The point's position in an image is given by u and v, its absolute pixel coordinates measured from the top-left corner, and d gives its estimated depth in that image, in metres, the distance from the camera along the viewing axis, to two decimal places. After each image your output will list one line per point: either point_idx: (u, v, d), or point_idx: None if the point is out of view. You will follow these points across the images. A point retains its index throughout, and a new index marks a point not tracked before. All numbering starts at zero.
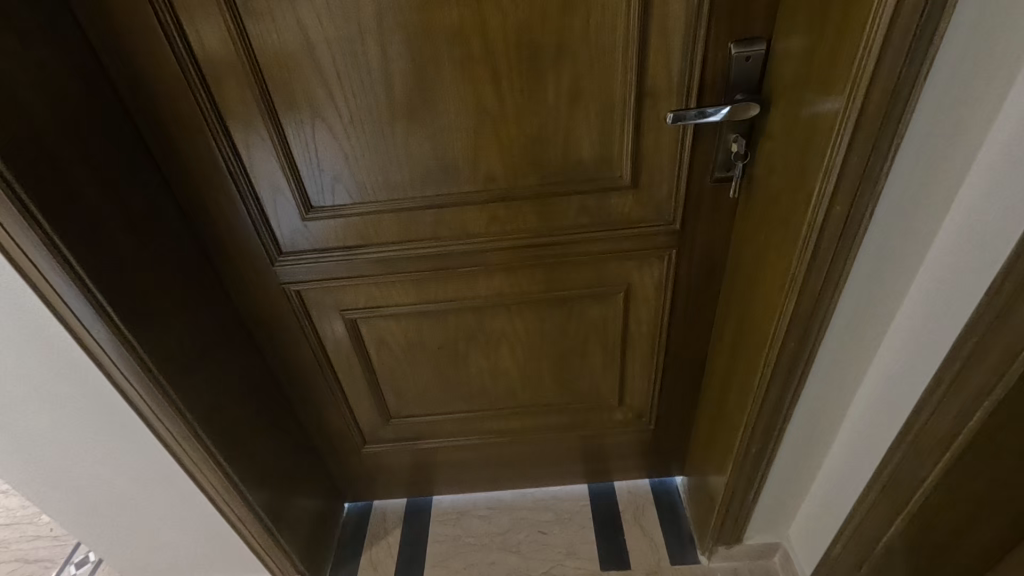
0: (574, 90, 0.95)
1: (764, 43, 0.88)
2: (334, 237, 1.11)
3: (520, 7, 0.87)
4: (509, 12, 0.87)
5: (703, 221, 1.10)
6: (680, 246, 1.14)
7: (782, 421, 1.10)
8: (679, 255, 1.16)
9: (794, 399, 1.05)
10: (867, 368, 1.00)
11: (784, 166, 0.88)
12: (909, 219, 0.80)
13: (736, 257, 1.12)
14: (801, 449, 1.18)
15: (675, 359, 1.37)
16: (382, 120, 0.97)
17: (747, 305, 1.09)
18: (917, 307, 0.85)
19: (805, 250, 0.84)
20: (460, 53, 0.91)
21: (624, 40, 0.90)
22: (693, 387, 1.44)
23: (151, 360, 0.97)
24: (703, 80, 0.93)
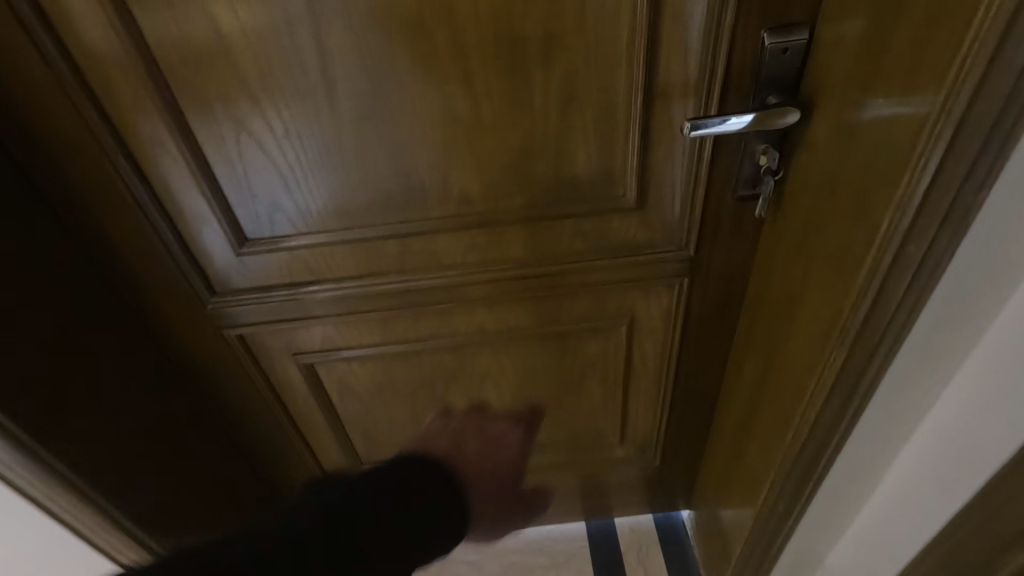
0: (566, 93, 0.76)
1: (806, 32, 0.70)
2: (279, 273, 0.92)
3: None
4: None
5: (721, 245, 0.92)
6: (692, 274, 0.97)
7: (811, 485, 0.93)
8: (692, 285, 0.98)
9: (829, 463, 0.87)
10: (909, 437, 0.81)
11: (834, 188, 0.70)
12: (981, 276, 0.60)
13: (760, 286, 0.95)
14: (829, 507, 1.00)
15: (684, 393, 1.20)
16: (328, 133, 0.77)
17: (777, 346, 0.91)
18: (983, 381, 0.66)
19: (863, 296, 0.67)
20: (420, 49, 0.71)
21: (629, 31, 0.71)
22: (704, 421, 1.27)
23: (59, 462, 0.80)
24: (728, 79, 0.74)
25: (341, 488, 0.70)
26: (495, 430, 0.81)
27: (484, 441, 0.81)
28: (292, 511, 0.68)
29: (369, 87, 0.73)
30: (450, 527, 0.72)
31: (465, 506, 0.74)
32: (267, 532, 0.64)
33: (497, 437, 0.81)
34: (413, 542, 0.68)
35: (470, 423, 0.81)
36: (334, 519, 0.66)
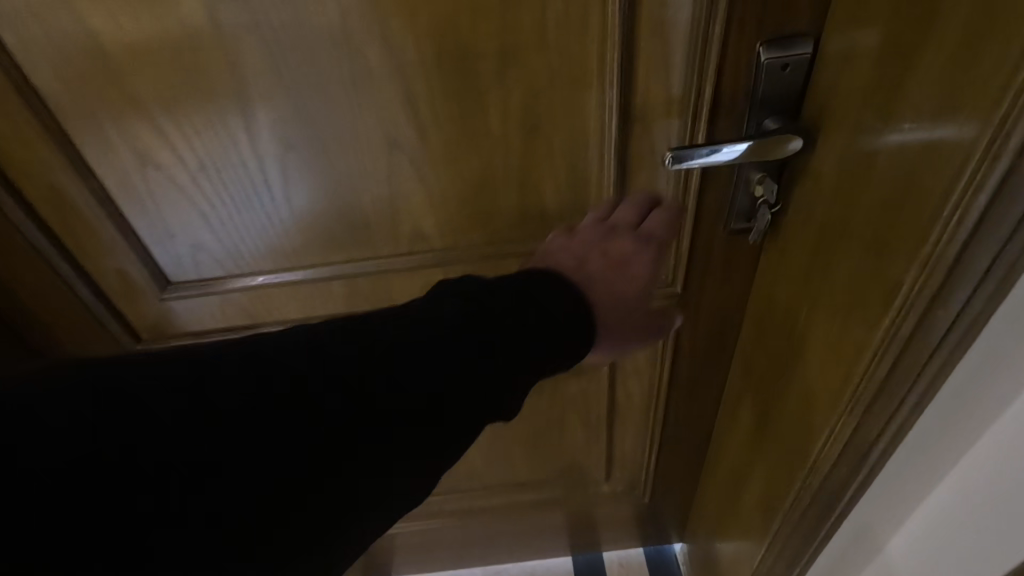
0: (528, 117, 0.65)
1: (810, 45, 0.58)
2: (210, 318, 0.81)
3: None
4: (419, 4, 0.56)
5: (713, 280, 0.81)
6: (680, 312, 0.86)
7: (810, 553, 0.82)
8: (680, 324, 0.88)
9: (831, 533, 0.77)
10: (898, 530, 0.72)
11: (840, 234, 0.59)
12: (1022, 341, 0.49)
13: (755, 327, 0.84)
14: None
15: (674, 432, 1.10)
16: (251, 168, 0.66)
17: (774, 398, 0.81)
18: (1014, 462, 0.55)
19: (880, 359, 0.56)
20: (350, 69, 0.60)
21: (599, 46, 0.60)
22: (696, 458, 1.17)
23: None
24: (718, 101, 0.63)
25: (429, 312, 0.51)
26: (621, 248, 0.65)
27: (627, 273, 0.64)
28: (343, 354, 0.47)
29: (295, 115, 0.62)
30: (551, 359, 0.54)
31: (580, 350, 0.56)
32: (290, 383, 0.45)
33: (635, 264, 0.64)
34: (496, 385, 0.51)
35: (591, 235, 0.66)
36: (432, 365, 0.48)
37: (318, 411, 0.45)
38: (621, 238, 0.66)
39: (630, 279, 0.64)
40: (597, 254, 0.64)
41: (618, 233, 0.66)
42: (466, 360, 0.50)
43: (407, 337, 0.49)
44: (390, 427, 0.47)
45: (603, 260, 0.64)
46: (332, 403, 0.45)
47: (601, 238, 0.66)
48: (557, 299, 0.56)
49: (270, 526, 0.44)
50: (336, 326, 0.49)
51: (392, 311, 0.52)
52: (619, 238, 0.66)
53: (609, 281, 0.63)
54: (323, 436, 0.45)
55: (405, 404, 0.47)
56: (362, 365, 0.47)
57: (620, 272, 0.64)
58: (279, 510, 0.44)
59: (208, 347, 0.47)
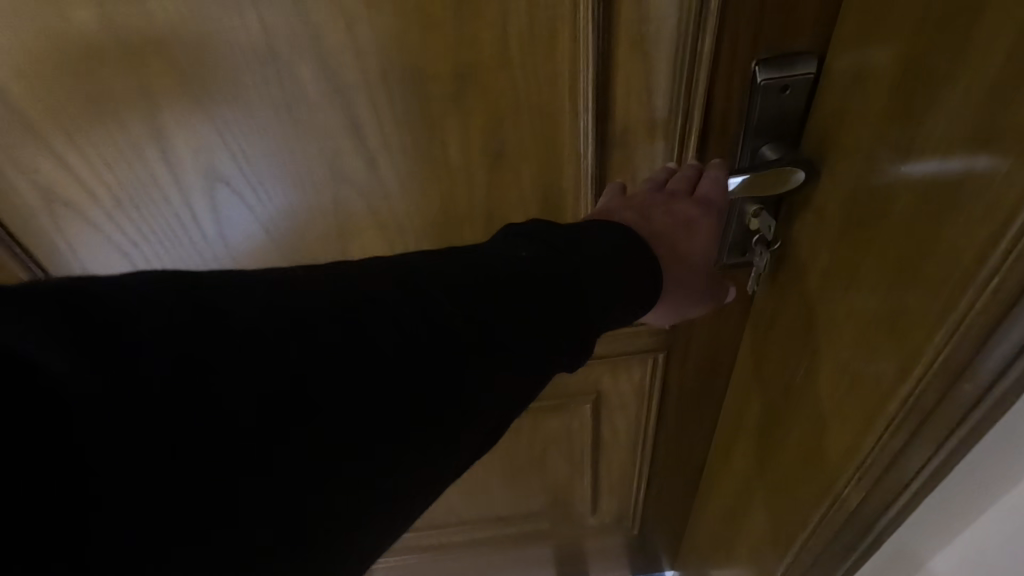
0: (493, 145, 0.57)
1: (814, 64, 0.50)
2: None
3: (381, 10, 0.47)
4: (359, 19, 0.48)
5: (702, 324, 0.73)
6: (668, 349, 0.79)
7: None
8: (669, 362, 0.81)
9: None
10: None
11: (843, 283, 0.52)
12: None
13: (741, 366, 0.77)
14: None
15: (664, 466, 1.03)
16: (175, 203, 0.58)
17: (765, 448, 0.74)
18: None
19: (893, 430, 0.49)
20: (284, 92, 0.51)
21: (571, 65, 0.52)
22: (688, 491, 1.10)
23: None
24: (706, 127, 0.55)
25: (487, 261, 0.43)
26: (683, 213, 0.54)
27: (688, 242, 0.55)
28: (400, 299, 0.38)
29: (220, 144, 0.54)
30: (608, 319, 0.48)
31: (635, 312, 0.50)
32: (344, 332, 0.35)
33: (698, 229, 0.55)
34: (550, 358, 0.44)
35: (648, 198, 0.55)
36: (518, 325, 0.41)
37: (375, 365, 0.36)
38: (681, 199, 0.55)
39: (696, 246, 0.55)
40: (655, 221, 0.54)
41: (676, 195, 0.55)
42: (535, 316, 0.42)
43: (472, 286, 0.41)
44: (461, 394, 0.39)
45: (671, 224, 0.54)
46: (385, 370, 0.36)
47: (659, 200, 0.55)
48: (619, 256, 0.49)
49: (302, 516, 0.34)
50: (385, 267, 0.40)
51: (444, 255, 0.43)
52: (679, 202, 0.55)
53: (673, 251, 0.54)
54: (379, 408, 0.36)
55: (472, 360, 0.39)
56: (425, 314, 0.38)
57: (680, 242, 0.55)
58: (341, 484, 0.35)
59: (230, 275, 0.36)
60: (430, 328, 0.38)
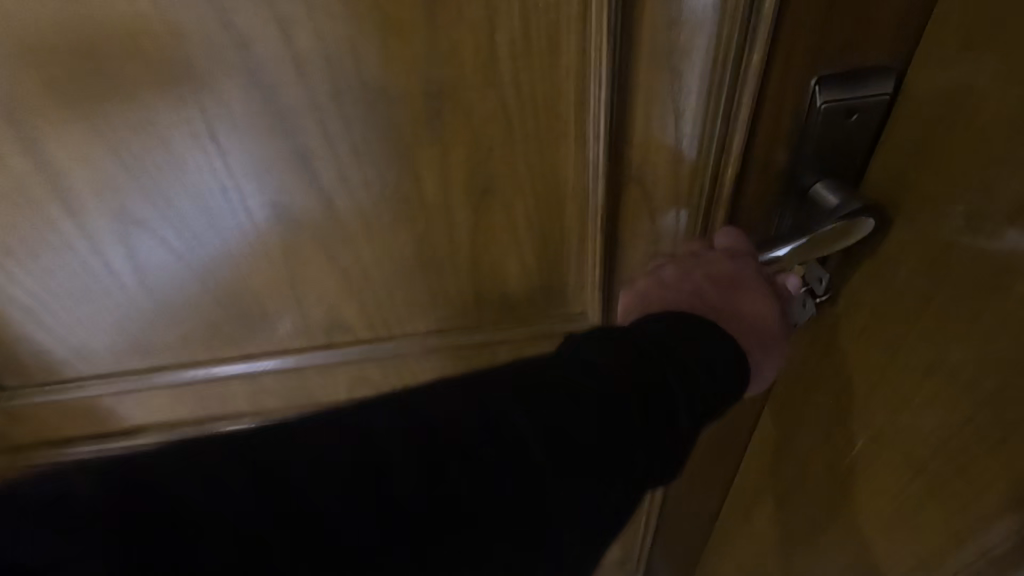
0: (479, 179, 0.45)
1: (891, 84, 0.39)
2: (63, 423, 0.61)
3: (327, 13, 0.36)
4: (298, 22, 0.36)
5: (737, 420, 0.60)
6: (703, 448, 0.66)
7: None
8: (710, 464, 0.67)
9: None
10: None
11: (922, 362, 0.41)
12: None
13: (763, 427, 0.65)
14: None
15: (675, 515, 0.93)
16: (81, 250, 0.46)
17: (789, 523, 0.63)
18: None
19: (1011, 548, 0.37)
20: (206, 115, 0.40)
21: (578, 82, 0.40)
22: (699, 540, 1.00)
23: None
24: (747, 159, 0.44)
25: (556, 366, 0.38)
26: (722, 271, 0.44)
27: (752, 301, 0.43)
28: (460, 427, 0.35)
29: (132, 183, 0.43)
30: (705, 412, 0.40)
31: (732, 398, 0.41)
32: (413, 474, 0.33)
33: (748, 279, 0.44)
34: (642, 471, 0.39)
35: (672, 267, 0.46)
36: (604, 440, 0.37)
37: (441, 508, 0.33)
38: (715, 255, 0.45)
39: (761, 305, 0.44)
40: (694, 285, 0.44)
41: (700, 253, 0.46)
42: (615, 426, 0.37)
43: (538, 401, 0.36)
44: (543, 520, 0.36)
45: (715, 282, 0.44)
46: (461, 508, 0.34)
47: (687, 267, 0.46)
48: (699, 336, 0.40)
49: None
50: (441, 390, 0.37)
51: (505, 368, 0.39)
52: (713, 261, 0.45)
53: (739, 318, 0.43)
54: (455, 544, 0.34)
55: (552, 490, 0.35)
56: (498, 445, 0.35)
57: (745, 305, 0.43)
58: None
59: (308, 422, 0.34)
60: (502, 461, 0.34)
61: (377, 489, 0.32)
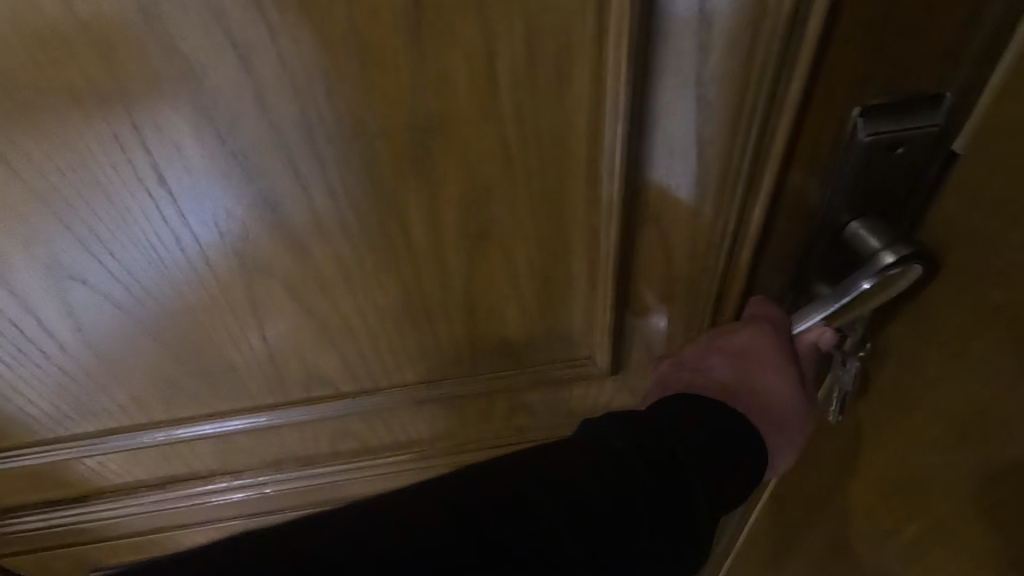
0: (475, 222, 0.39)
1: (944, 116, 0.34)
2: (7, 493, 0.54)
3: (293, 39, 0.30)
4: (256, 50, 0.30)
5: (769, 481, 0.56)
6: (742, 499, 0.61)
7: None
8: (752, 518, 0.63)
9: None
10: None
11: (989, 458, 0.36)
12: None
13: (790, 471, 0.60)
14: None
15: None
16: (13, 310, 0.40)
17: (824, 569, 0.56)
18: None
19: None
20: (149, 157, 0.33)
21: (588, 117, 0.35)
22: None
23: None
24: (777, 199, 0.39)
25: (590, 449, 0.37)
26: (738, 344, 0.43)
27: (772, 389, 0.42)
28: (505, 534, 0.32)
29: (64, 233, 0.36)
30: (729, 501, 0.39)
31: (754, 485, 0.40)
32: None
33: (768, 365, 0.42)
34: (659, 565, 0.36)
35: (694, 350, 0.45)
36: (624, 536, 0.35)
37: None
38: (738, 335, 0.43)
39: (781, 389, 0.42)
40: (712, 373, 0.43)
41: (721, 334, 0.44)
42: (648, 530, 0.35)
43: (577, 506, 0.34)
44: None
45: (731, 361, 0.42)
46: None
47: (706, 349, 0.44)
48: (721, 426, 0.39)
49: None
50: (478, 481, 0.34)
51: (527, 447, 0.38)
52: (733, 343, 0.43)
53: (755, 400, 0.42)
54: None
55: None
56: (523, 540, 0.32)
57: (766, 392, 0.42)
58: None
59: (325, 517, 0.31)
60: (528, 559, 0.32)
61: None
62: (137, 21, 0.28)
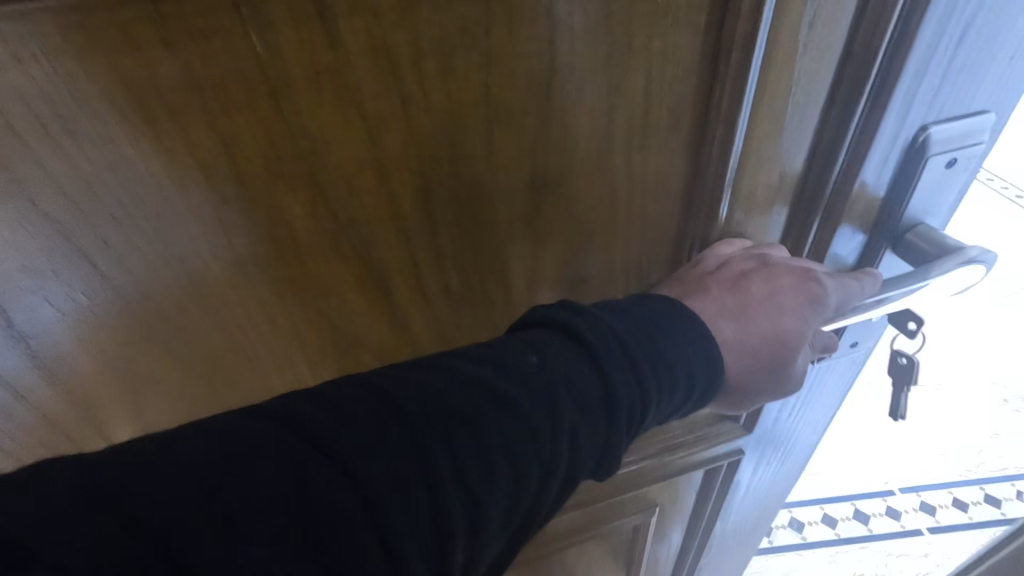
0: (574, 263, 0.39)
1: (989, 136, 0.38)
2: None
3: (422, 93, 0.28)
4: (392, 106, 0.28)
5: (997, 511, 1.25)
6: (875, 515, 1.28)
7: None
8: (801, 532, 1.29)
9: None
10: None
11: None
12: None
13: None
14: None
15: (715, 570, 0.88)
16: (58, 441, 0.33)
17: None
18: None
19: None
20: (248, 219, 0.29)
21: (691, 157, 0.36)
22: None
23: None
24: (860, 227, 0.41)
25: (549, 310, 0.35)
26: (739, 269, 0.38)
27: (740, 332, 0.39)
28: (396, 447, 0.26)
29: (119, 312, 0.30)
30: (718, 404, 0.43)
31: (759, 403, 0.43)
32: (396, 428, 0.27)
33: (765, 298, 0.38)
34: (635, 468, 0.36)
35: (745, 260, 0.39)
36: (596, 406, 0.32)
37: (405, 470, 0.26)
38: (819, 279, 0.39)
39: (794, 315, 0.39)
40: (707, 303, 0.38)
41: (773, 266, 0.38)
42: (555, 439, 0.30)
43: (488, 434, 0.28)
44: (547, 480, 0.30)
45: (749, 286, 0.38)
46: (449, 464, 0.27)
47: (746, 276, 0.38)
48: (677, 327, 0.35)
49: (413, 498, 0.26)
50: (463, 356, 0.31)
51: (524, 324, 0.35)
52: (801, 268, 0.39)
53: (767, 320, 0.39)
54: (447, 451, 0.27)
55: (545, 456, 0.30)
56: (495, 373, 0.30)
57: (722, 329, 0.39)
58: (429, 499, 0.26)
59: (300, 395, 0.28)
60: (491, 401, 0.29)
61: (354, 462, 0.26)
62: (258, 78, 0.25)
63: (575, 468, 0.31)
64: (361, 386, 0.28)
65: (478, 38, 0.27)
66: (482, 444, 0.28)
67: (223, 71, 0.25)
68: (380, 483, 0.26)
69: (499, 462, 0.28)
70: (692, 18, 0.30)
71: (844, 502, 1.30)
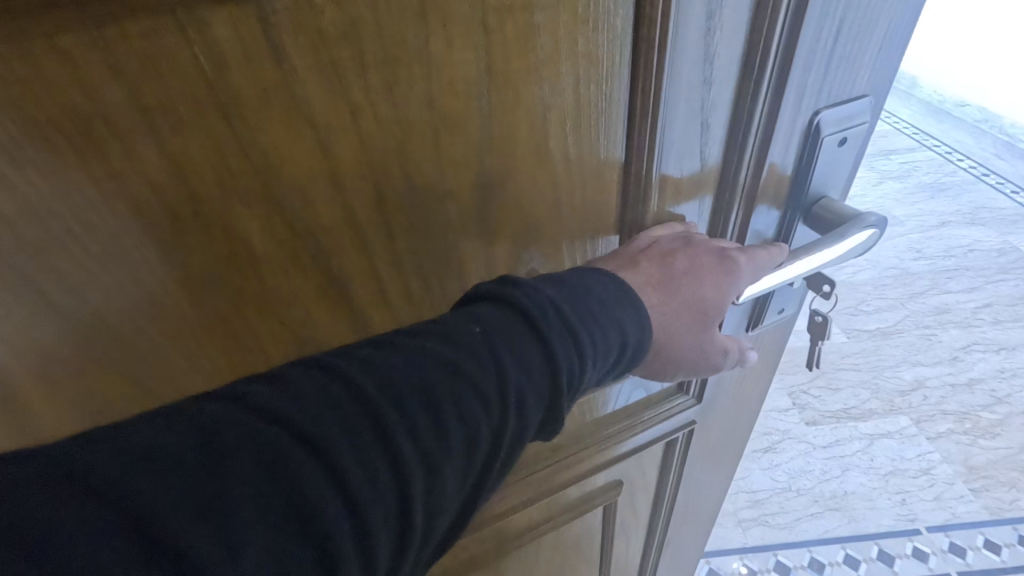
0: (524, 254, 0.41)
1: (870, 119, 0.44)
2: None
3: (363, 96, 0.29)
4: (335, 111, 0.29)
5: None
6: (898, 556, 1.39)
7: None
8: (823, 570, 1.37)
9: None
10: None
11: None
12: None
13: None
14: None
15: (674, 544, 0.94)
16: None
17: None
18: None
19: None
20: (195, 230, 0.29)
21: (622, 150, 0.39)
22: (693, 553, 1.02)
23: None
24: (771, 205, 0.46)
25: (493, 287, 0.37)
26: (668, 249, 0.42)
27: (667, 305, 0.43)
28: (352, 425, 0.28)
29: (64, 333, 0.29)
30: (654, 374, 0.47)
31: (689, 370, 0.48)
32: (353, 405, 0.28)
33: (690, 274, 0.42)
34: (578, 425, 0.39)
35: (672, 240, 0.42)
36: (542, 374, 0.34)
37: (362, 445, 0.28)
38: (734, 254, 0.44)
39: (716, 286, 0.43)
40: (642, 283, 0.42)
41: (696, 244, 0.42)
42: (503, 406, 0.32)
43: (440, 403, 0.30)
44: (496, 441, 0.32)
45: (677, 264, 0.42)
46: (404, 436, 0.29)
47: (673, 254, 0.42)
48: (613, 300, 0.38)
49: (370, 470, 0.27)
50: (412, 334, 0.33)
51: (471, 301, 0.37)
52: (718, 246, 0.43)
53: (692, 293, 0.43)
54: (403, 424, 0.29)
55: (493, 419, 0.32)
56: (444, 347, 0.32)
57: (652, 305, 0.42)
58: (385, 469, 0.28)
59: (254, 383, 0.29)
60: (443, 372, 0.31)
61: (312, 440, 0.27)
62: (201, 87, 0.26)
63: (521, 431, 0.33)
64: (316, 369, 0.29)
65: (416, 46, 0.29)
66: (435, 411, 0.30)
67: (169, 87, 0.25)
68: (337, 458, 0.27)
69: (451, 428, 0.30)
70: (613, 26, 0.34)
71: (868, 544, 1.41)
